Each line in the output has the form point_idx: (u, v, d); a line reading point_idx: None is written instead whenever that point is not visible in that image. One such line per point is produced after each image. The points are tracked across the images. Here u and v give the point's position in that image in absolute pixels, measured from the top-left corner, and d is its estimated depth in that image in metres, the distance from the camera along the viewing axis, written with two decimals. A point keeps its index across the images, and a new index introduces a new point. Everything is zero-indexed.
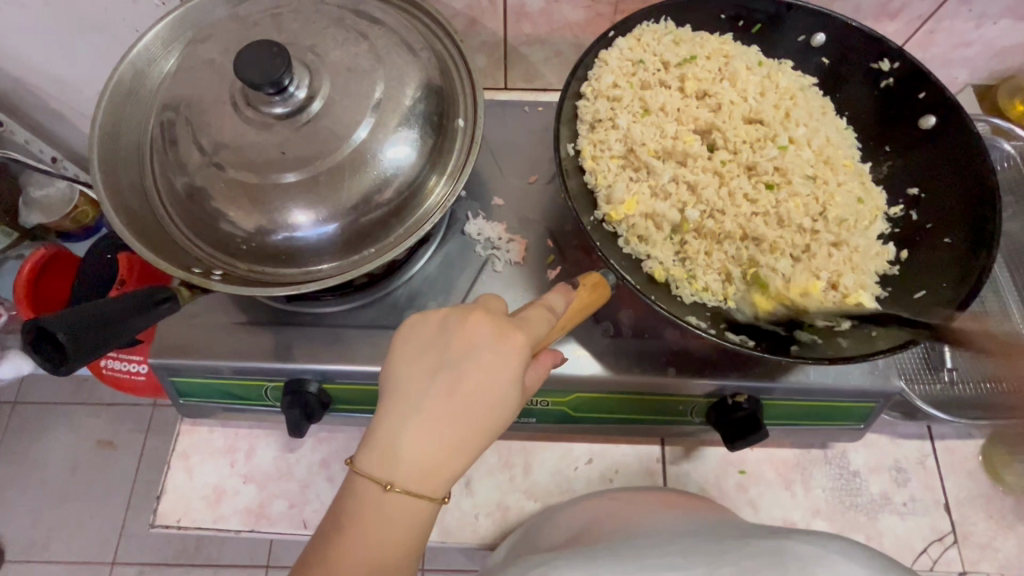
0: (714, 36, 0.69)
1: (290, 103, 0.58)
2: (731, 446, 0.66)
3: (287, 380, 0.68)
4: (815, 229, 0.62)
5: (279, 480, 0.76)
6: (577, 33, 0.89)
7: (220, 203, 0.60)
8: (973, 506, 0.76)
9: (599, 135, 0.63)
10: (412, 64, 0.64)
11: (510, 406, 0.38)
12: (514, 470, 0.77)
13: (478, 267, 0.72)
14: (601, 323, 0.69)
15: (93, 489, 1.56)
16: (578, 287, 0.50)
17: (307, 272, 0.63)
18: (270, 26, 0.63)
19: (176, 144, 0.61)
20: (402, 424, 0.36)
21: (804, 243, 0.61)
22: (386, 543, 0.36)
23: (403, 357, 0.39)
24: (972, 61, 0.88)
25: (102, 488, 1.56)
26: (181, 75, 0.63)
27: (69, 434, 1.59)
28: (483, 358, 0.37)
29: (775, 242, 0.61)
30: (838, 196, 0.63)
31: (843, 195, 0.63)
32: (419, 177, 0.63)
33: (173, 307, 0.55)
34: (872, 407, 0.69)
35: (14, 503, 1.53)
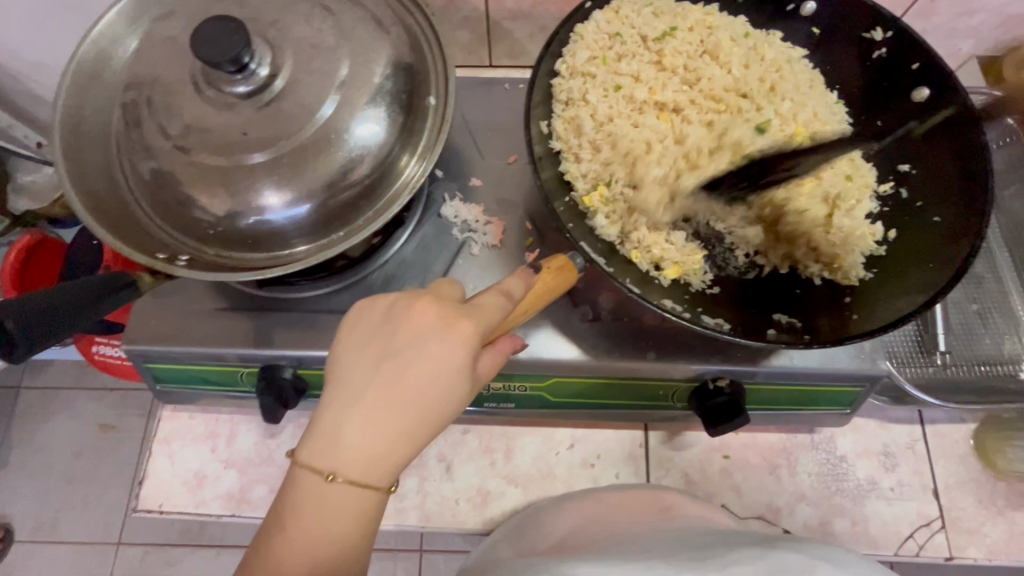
0: (698, 7, 0.66)
1: (252, 81, 0.56)
2: (711, 431, 0.64)
3: (262, 366, 0.67)
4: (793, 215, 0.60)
5: (260, 465, 0.76)
6: (561, 6, 0.86)
7: (186, 187, 0.59)
8: (963, 491, 0.75)
9: (573, 114, 0.61)
10: (380, 40, 0.62)
11: (459, 395, 0.38)
12: (495, 455, 0.77)
13: (454, 250, 0.70)
14: (579, 306, 0.67)
15: (97, 472, 1.58)
16: (542, 272, 0.48)
17: (276, 255, 0.61)
18: (232, 1, 0.60)
19: (138, 125, 0.59)
20: (345, 414, 0.35)
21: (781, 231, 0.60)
22: (331, 531, 0.36)
23: (348, 346, 0.38)
24: (976, 30, 0.84)
25: (105, 469, 1.58)
26: (142, 54, 0.61)
27: (71, 417, 1.60)
28: (430, 347, 0.36)
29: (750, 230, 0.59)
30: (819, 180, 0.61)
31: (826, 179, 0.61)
32: (390, 155, 0.61)
33: (131, 296, 0.54)
34: (858, 392, 0.68)
35: (20, 484, 1.56)
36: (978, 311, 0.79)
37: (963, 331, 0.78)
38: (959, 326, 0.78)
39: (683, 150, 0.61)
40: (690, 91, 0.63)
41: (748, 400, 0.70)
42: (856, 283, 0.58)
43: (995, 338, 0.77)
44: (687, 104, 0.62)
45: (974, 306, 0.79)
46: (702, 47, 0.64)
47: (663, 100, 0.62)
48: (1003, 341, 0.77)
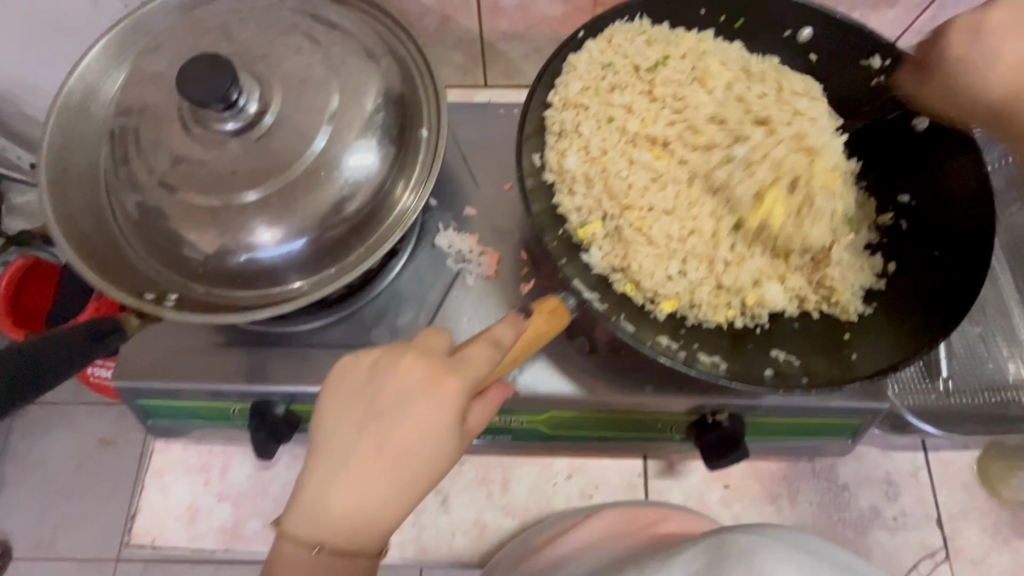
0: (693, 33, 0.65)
1: (241, 117, 0.56)
2: (710, 465, 0.63)
3: (254, 402, 0.66)
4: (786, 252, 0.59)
5: (254, 498, 0.75)
6: (556, 28, 0.85)
7: (176, 224, 0.58)
8: (967, 520, 0.73)
9: (566, 146, 0.61)
10: (371, 72, 0.61)
11: (448, 454, 0.37)
12: (492, 486, 0.76)
13: (449, 281, 0.69)
14: (575, 339, 0.66)
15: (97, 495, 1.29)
16: (534, 314, 0.47)
17: (267, 293, 0.60)
18: (220, 35, 0.59)
19: (126, 162, 0.59)
20: (331, 482, 0.34)
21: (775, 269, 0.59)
22: None
23: (332, 406, 0.36)
24: None
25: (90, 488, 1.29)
26: (129, 89, 0.60)
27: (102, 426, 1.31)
28: (416, 408, 0.35)
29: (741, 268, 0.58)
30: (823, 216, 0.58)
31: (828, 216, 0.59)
32: (383, 188, 0.60)
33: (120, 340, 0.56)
34: (859, 424, 0.66)
35: None
36: (979, 335, 0.78)
37: (965, 356, 0.77)
38: (964, 352, 0.77)
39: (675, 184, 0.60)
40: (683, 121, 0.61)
41: (748, 431, 0.68)
42: (856, 318, 0.57)
43: (999, 362, 0.76)
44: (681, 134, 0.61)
45: (978, 330, 0.78)
46: (697, 76, 0.63)
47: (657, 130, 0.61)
48: (1007, 366, 0.76)
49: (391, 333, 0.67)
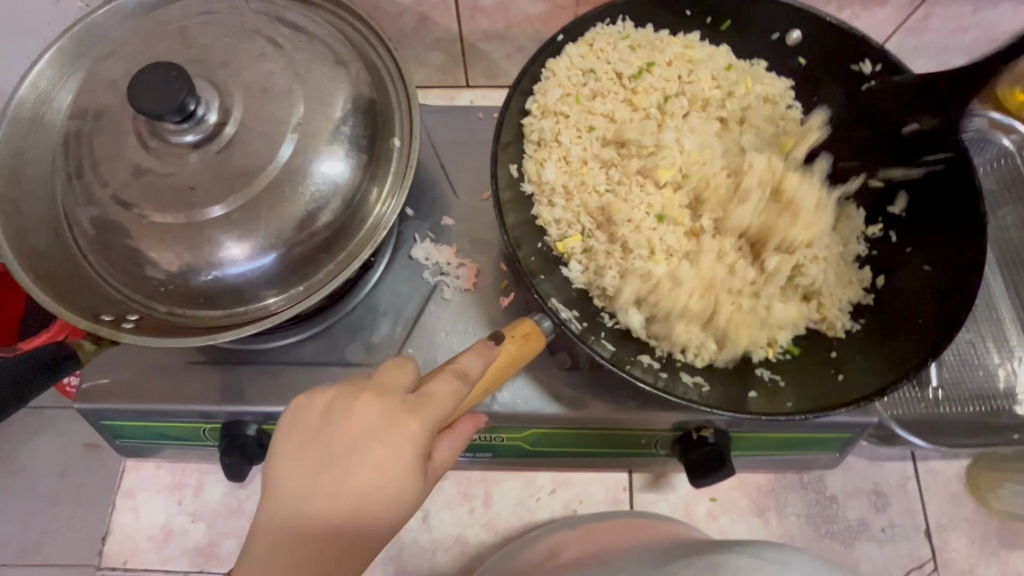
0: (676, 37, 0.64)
1: (201, 129, 0.53)
2: (695, 483, 0.62)
3: (224, 422, 0.64)
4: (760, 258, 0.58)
5: (229, 517, 0.73)
6: (537, 27, 0.82)
7: (135, 242, 0.55)
8: (955, 531, 0.73)
9: (545, 155, 0.59)
10: (340, 80, 0.58)
11: (409, 496, 0.36)
12: (474, 502, 0.74)
13: (426, 295, 0.67)
14: (556, 354, 0.64)
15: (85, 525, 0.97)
16: (506, 339, 0.45)
17: (234, 312, 0.58)
18: (178, 41, 0.56)
19: (80, 176, 0.56)
20: (286, 532, 0.34)
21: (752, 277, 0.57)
22: None
23: (287, 451, 0.36)
24: (971, 47, 0.79)
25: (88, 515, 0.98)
26: (82, 99, 0.57)
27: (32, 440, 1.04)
28: (374, 451, 0.35)
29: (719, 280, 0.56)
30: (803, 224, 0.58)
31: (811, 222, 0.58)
32: (355, 200, 0.58)
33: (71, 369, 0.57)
34: (847, 438, 0.65)
35: None
36: (969, 341, 0.76)
37: (954, 364, 0.75)
38: (953, 359, 0.75)
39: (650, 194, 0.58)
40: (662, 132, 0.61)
41: (735, 446, 0.67)
42: (842, 334, 0.57)
43: (988, 370, 0.75)
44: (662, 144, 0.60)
45: (968, 337, 0.76)
46: (679, 85, 0.63)
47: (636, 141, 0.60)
48: (996, 373, 0.75)
49: (366, 350, 0.65)
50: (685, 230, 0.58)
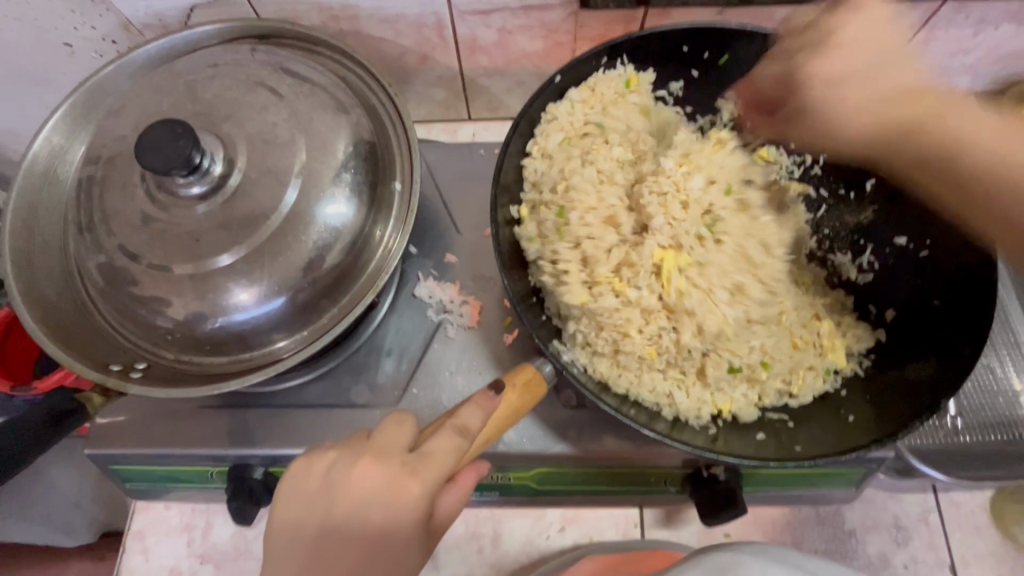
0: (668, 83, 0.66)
1: (207, 180, 0.54)
2: (706, 522, 0.60)
3: (232, 465, 0.64)
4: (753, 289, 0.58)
5: (237, 559, 0.72)
6: (537, 62, 0.83)
7: (144, 292, 0.56)
8: (982, 566, 0.70)
9: (544, 197, 0.61)
10: (341, 126, 0.59)
11: (412, 560, 0.36)
12: (482, 540, 0.73)
13: (430, 333, 0.67)
14: (561, 391, 0.64)
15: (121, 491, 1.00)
16: (509, 386, 0.44)
17: (239, 358, 0.58)
18: (184, 94, 0.58)
19: (91, 229, 0.57)
20: None
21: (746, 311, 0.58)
22: None
23: (291, 513, 0.36)
24: (974, 66, 0.83)
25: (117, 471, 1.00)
26: (93, 153, 0.58)
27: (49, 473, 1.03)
28: (375, 518, 0.35)
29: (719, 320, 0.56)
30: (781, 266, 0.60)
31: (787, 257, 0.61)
32: (358, 244, 0.59)
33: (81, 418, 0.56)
34: (863, 472, 0.63)
35: None
36: (986, 363, 0.74)
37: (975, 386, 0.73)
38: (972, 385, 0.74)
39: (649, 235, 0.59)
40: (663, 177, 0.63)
41: (751, 482, 0.65)
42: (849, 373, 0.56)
43: (1010, 397, 0.73)
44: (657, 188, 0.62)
45: (986, 361, 0.75)
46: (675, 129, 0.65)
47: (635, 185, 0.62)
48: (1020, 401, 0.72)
49: (371, 390, 0.65)
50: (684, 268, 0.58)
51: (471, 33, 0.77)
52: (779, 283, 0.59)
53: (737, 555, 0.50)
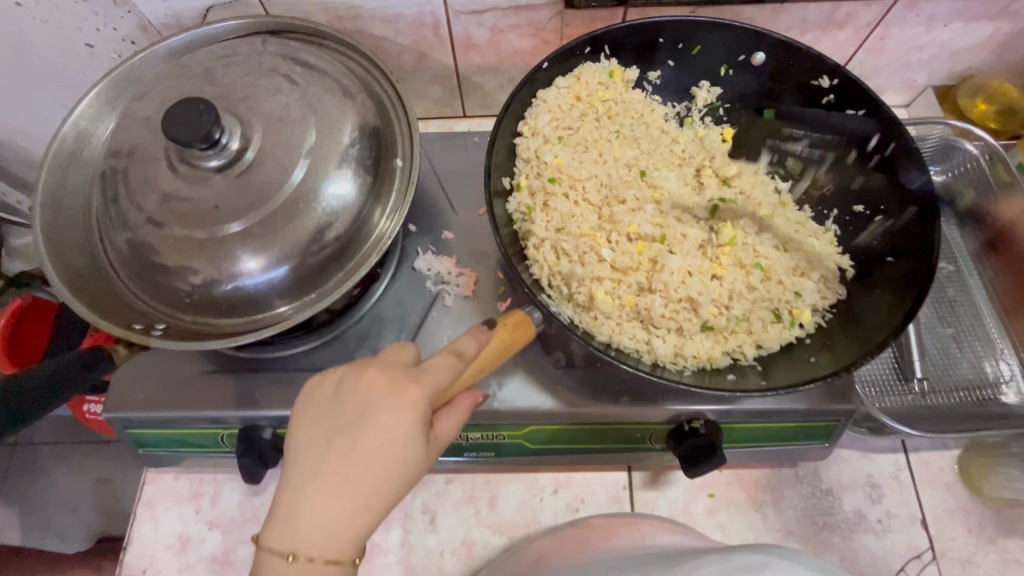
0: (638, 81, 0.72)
1: (224, 155, 0.59)
2: (688, 473, 0.65)
3: (242, 427, 0.67)
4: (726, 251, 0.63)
5: (244, 525, 0.76)
6: (527, 60, 0.89)
7: (163, 259, 0.60)
8: (952, 520, 0.74)
9: (534, 171, 0.65)
10: (347, 109, 0.65)
11: (415, 464, 0.39)
12: (478, 504, 0.76)
13: (429, 302, 0.72)
14: (552, 353, 0.68)
15: (125, 489, 1.42)
16: (498, 327, 0.50)
17: (251, 319, 0.63)
18: (204, 80, 0.64)
19: (116, 201, 0.62)
20: (302, 494, 0.37)
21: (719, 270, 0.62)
22: None
23: (304, 421, 0.40)
24: (929, 63, 0.90)
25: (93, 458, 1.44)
26: (119, 133, 0.64)
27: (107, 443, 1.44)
28: (379, 415, 0.38)
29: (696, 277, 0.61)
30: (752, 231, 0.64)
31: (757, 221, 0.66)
32: (361, 216, 0.64)
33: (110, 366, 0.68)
34: (834, 425, 0.68)
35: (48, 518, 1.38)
36: (952, 335, 0.81)
37: (941, 355, 0.79)
38: (937, 351, 0.80)
39: (629, 204, 0.64)
40: (642, 157, 0.69)
41: (730, 438, 0.69)
42: (817, 325, 0.61)
43: (973, 361, 0.79)
44: (637, 166, 0.68)
45: (950, 330, 0.81)
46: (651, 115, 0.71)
47: (616, 163, 0.68)
48: (981, 365, 0.79)
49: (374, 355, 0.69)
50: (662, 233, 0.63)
51: (465, 32, 0.83)
52: (750, 247, 0.63)
53: (767, 555, 0.41)
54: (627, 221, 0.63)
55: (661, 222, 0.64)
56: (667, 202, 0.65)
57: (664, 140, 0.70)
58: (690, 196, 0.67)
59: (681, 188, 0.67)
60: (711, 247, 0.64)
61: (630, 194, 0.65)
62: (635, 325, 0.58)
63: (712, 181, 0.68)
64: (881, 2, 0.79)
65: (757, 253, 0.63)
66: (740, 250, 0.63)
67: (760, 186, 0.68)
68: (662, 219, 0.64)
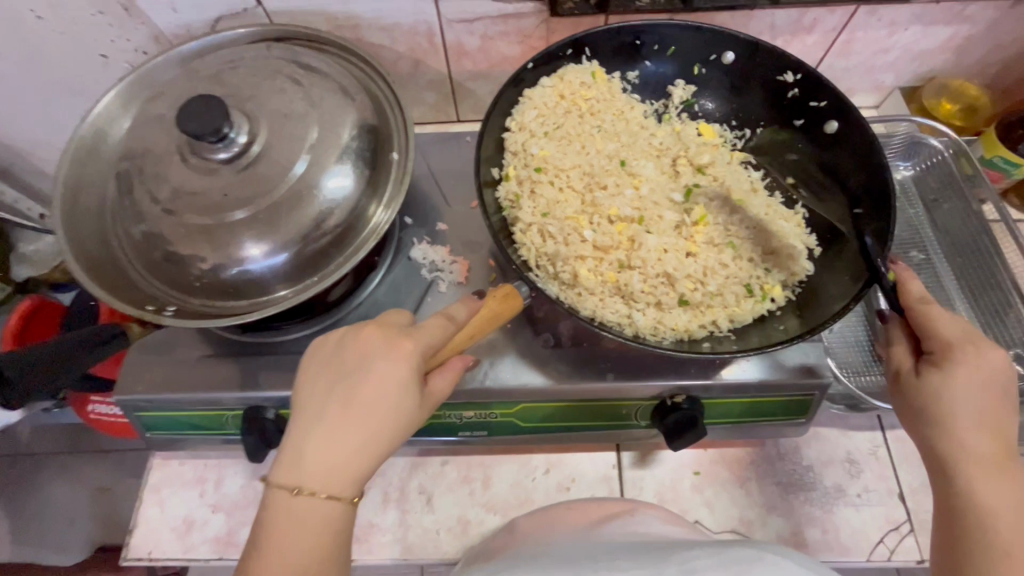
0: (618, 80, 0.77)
1: (232, 148, 0.64)
2: (672, 445, 0.68)
3: (246, 409, 0.70)
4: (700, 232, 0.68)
5: (247, 507, 0.78)
6: (516, 65, 0.95)
7: (174, 246, 0.65)
8: (928, 493, 0.77)
9: (522, 162, 0.70)
10: (347, 107, 0.70)
11: (406, 410, 0.45)
12: (473, 484, 0.79)
13: (424, 288, 0.76)
14: (540, 334, 0.72)
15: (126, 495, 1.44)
16: (488, 298, 0.54)
17: (256, 301, 0.67)
18: (215, 81, 0.69)
19: (130, 193, 0.66)
20: (308, 435, 0.44)
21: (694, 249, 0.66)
22: (307, 534, 0.43)
23: (312, 374, 0.46)
24: (893, 65, 0.96)
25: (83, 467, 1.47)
26: (134, 131, 0.68)
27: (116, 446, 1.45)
28: (375, 367, 0.45)
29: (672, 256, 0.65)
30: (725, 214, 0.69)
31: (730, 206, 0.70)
32: (360, 205, 0.68)
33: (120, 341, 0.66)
34: (810, 400, 0.71)
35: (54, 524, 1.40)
36: None
37: None
38: None
39: (610, 191, 0.69)
40: (623, 149, 0.74)
41: (712, 414, 0.73)
42: (788, 299, 0.65)
43: None
44: (618, 157, 0.73)
45: None
46: (631, 110, 0.76)
47: (598, 154, 0.72)
48: None
49: None
50: (641, 217, 0.68)
51: (457, 39, 0.89)
52: (723, 228, 0.68)
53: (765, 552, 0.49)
54: (608, 206, 0.68)
55: (641, 206, 0.68)
56: (645, 189, 0.70)
57: (643, 134, 0.76)
58: (666, 183, 0.72)
59: (659, 177, 0.72)
60: (687, 229, 0.68)
61: (611, 182, 0.70)
62: (616, 300, 0.63)
63: (688, 170, 0.73)
64: (843, 8, 0.85)
65: (729, 234, 0.68)
66: (713, 231, 0.68)
67: (732, 173, 0.73)
68: (641, 203, 0.69)
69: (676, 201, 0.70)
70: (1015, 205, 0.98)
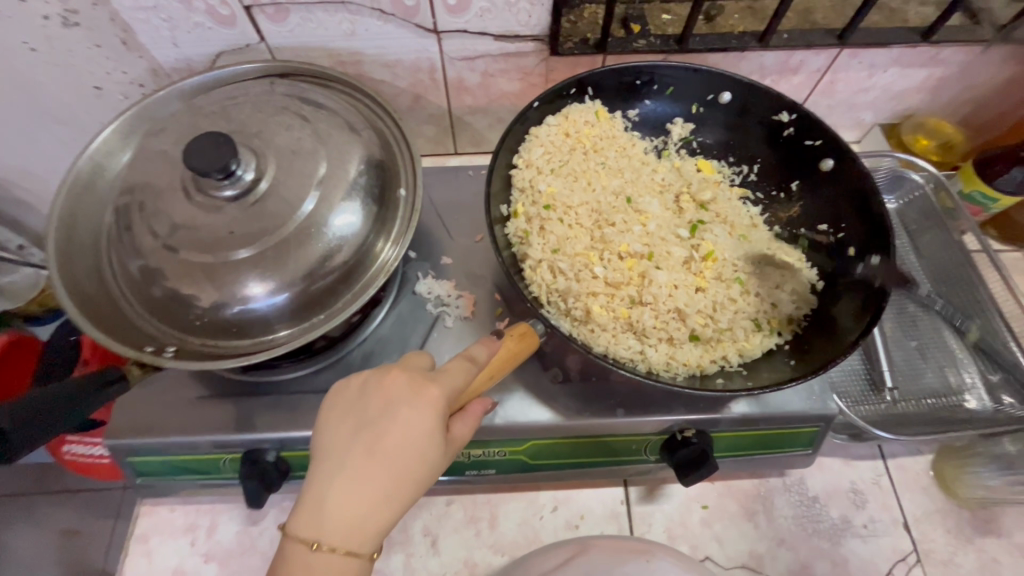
0: (619, 118, 0.79)
1: (238, 185, 0.62)
2: (684, 482, 0.66)
3: (244, 451, 0.68)
4: (707, 266, 0.69)
5: (243, 555, 0.75)
6: (515, 101, 0.96)
7: (175, 284, 0.63)
8: (931, 522, 0.78)
9: (529, 199, 0.71)
10: (354, 143, 0.70)
11: (430, 457, 0.44)
12: (480, 524, 0.77)
13: (429, 324, 0.75)
14: (549, 369, 0.72)
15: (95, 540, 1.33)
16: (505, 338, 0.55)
17: (260, 340, 0.65)
18: (220, 117, 0.68)
19: (129, 229, 0.65)
20: (328, 487, 0.42)
21: (702, 284, 0.68)
22: None
23: (333, 421, 0.46)
24: (874, 103, 1.01)
25: (40, 507, 1.36)
26: (135, 166, 0.67)
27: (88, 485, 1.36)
28: (400, 413, 0.44)
29: (681, 290, 0.66)
30: (728, 248, 0.70)
31: (732, 241, 0.72)
32: (367, 241, 0.67)
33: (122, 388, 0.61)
34: (815, 432, 0.71)
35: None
36: (918, 348, 0.88)
37: (910, 367, 0.86)
38: (903, 363, 0.86)
39: (618, 227, 0.70)
40: (627, 186, 0.75)
41: (721, 446, 0.73)
42: (794, 331, 0.66)
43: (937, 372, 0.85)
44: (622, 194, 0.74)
45: (914, 344, 0.88)
46: (633, 148, 0.78)
47: (603, 190, 0.74)
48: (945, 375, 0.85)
49: None
50: (649, 253, 0.69)
51: (458, 75, 0.90)
52: (727, 262, 0.70)
53: None
54: (616, 242, 0.69)
55: (648, 242, 0.70)
56: (652, 226, 0.71)
57: (645, 171, 0.77)
58: (671, 220, 0.74)
59: (664, 213, 0.73)
60: (695, 263, 0.69)
61: (619, 219, 0.71)
62: (628, 336, 0.63)
63: (690, 207, 0.75)
64: (827, 51, 0.89)
65: (733, 268, 0.69)
66: (720, 266, 0.69)
67: (733, 209, 0.75)
68: (648, 239, 0.70)
69: (683, 237, 0.71)
70: (993, 236, 1.03)
